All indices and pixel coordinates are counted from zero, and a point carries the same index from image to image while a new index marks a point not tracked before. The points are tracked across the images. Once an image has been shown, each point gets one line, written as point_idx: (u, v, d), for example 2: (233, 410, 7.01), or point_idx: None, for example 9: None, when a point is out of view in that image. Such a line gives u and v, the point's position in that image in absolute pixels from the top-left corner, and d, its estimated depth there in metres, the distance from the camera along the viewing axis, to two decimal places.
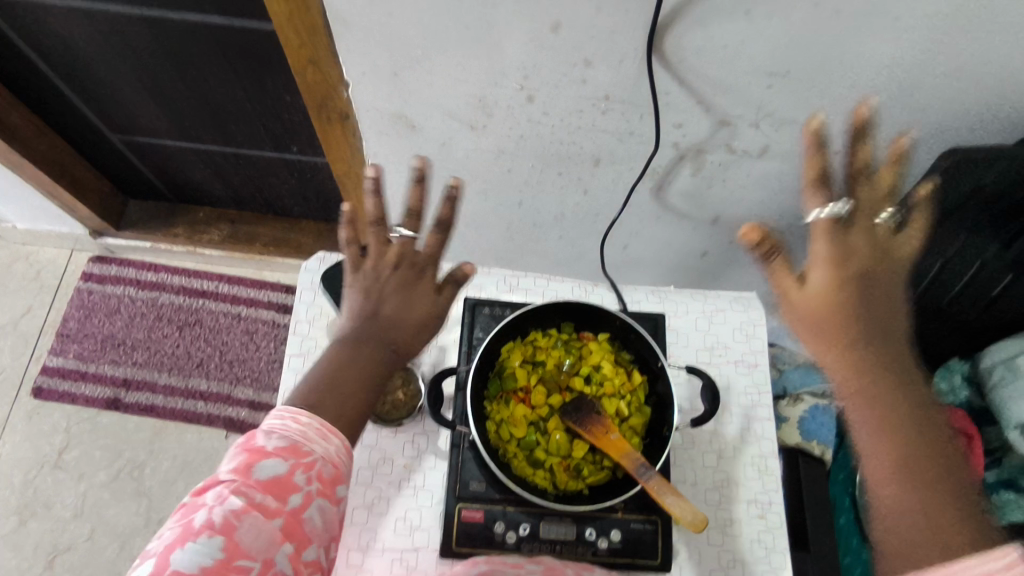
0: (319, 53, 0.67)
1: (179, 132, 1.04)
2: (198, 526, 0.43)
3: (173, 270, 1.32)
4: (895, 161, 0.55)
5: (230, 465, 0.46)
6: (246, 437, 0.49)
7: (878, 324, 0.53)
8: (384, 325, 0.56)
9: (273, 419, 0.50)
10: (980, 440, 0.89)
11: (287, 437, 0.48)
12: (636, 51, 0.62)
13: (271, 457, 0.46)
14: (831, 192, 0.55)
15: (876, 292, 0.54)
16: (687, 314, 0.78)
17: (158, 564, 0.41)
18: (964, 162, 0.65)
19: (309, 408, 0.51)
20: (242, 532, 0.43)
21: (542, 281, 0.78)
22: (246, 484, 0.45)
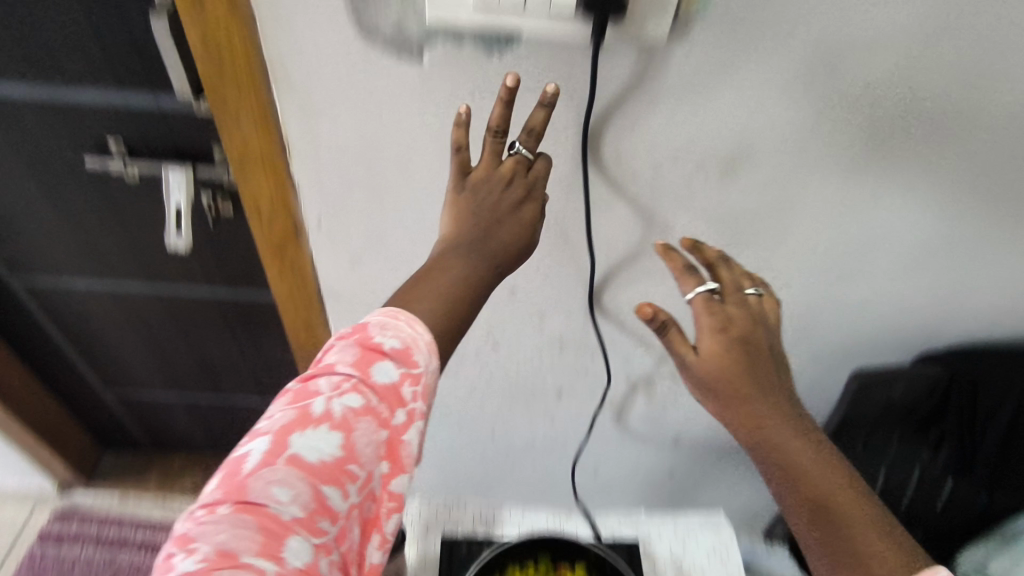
0: (313, 320, 0.78)
1: (169, 385, 1.11)
2: (316, 416, 0.41)
3: (137, 521, 1.26)
4: (720, 259, 0.56)
5: (347, 359, 0.42)
6: (356, 329, 0.44)
7: (776, 415, 0.51)
8: (490, 245, 0.50)
9: (383, 314, 0.45)
10: None
11: (402, 339, 0.44)
12: (581, 305, 0.74)
13: (385, 363, 0.43)
14: (699, 276, 0.55)
15: (761, 379, 0.51)
16: (661, 538, 0.80)
17: (275, 443, 0.40)
18: (869, 380, 0.79)
19: (417, 317, 0.45)
20: (358, 437, 0.41)
21: (517, 511, 0.80)
22: (365, 384, 0.42)
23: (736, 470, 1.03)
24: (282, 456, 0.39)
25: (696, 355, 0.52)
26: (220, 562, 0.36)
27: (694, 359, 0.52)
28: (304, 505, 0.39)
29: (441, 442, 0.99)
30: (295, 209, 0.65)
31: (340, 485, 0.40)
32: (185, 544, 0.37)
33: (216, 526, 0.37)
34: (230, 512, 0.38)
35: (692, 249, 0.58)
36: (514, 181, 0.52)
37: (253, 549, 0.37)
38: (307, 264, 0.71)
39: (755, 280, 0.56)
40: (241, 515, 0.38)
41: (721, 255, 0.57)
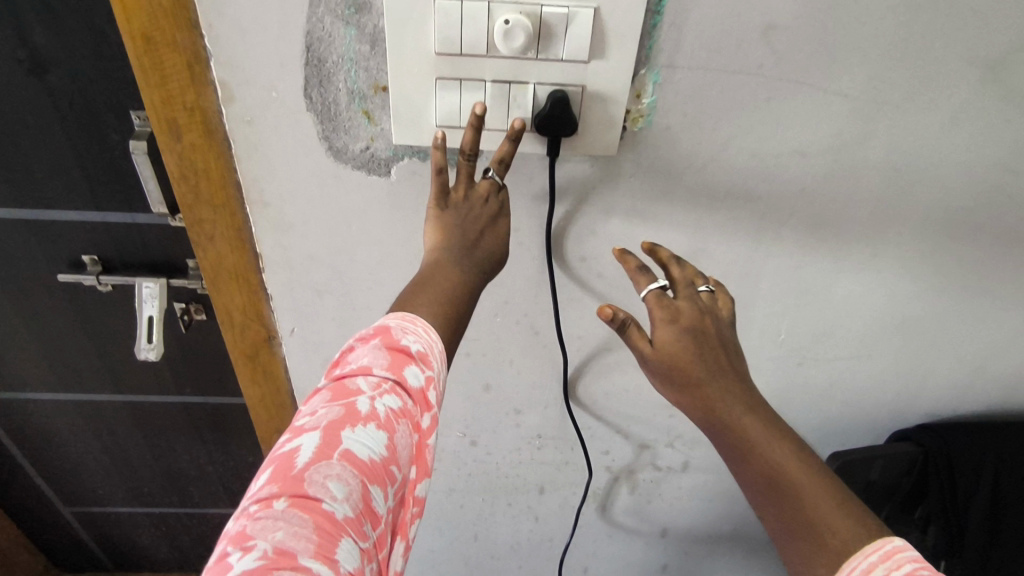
0: (285, 423, 0.78)
1: (134, 499, 1.06)
2: (363, 413, 0.37)
3: None
4: (674, 258, 0.51)
5: (378, 359, 0.40)
6: (376, 331, 0.42)
7: (733, 399, 0.46)
8: (479, 255, 0.49)
9: (399, 318, 0.43)
10: None
11: (422, 342, 0.42)
12: (556, 397, 0.74)
13: (413, 361, 0.41)
14: (649, 274, 0.50)
15: (717, 368, 0.47)
16: None
17: (325, 439, 0.36)
18: (847, 463, 0.75)
19: (430, 325, 0.44)
20: (400, 438, 0.38)
21: None
22: (404, 386, 0.39)
23: (729, 559, 0.99)
24: (335, 452, 0.35)
25: (651, 347, 0.48)
26: (274, 563, 0.30)
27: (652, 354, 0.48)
28: (354, 506, 0.34)
29: (422, 547, 0.95)
30: (267, 316, 0.66)
31: (385, 482, 0.36)
32: (241, 542, 0.32)
33: (271, 528, 0.32)
34: (286, 510, 0.32)
35: (645, 248, 0.53)
36: (489, 200, 0.50)
37: (310, 548, 0.31)
38: (280, 370, 0.72)
39: (710, 278, 0.52)
40: (298, 514, 0.32)
41: (673, 254, 0.52)
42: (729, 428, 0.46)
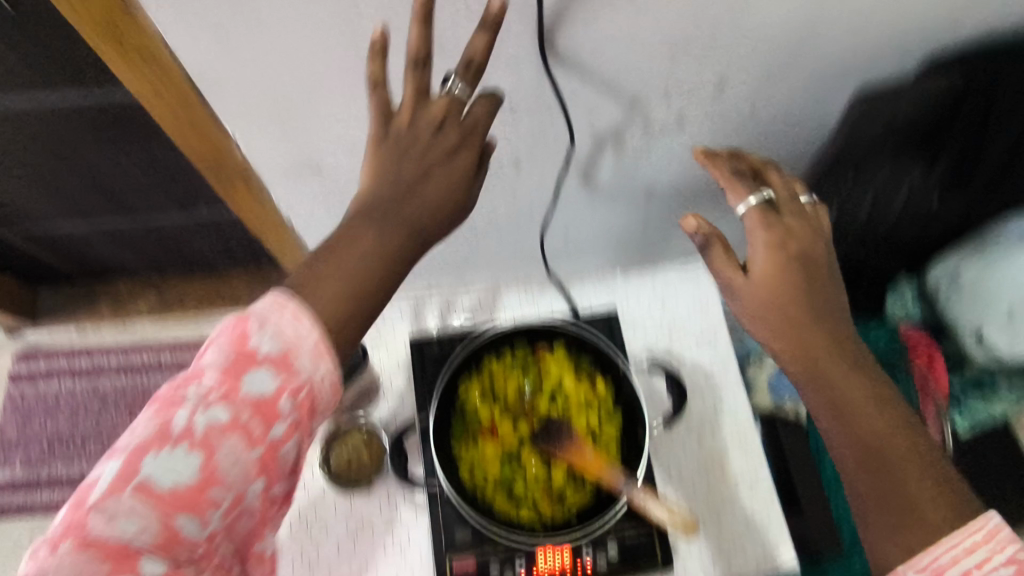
0: (195, 118, 0.60)
1: (70, 213, 0.96)
2: (177, 432, 0.38)
3: (106, 350, 1.22)
4: (772, 166, 0.61)
5: (214, 361, 0.40)
6: (231, 323, 0.41)
7: (829, 357, 0.52)
8: (457, 167, 0.50)
9: (261, 307, 0.41)
10: (941, 354, 0.92)
11: (281, 345, 0.40)
12: (527, 47, 0.57)
13: (260, 369, 0.40)
14: (752, 186, 0.57)
15: (798, 231, 0.55)
16: (637, 303, 0.76)
17: (123, 468, 0.37)
18: (872, 103, 0.68)
19: (301, 307, 0.42)
20: (222, 457, 0.39)
21: (487, 299, 0.76)
22: (231, 398, 0.39)
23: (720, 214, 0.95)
24: (129, 486, 0.37)
25: (745, 276, 0.55)
26: (85, 532, 0.36)
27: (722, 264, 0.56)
28: (191, 477, 0.38)
29: None
30: None
31: (213, 491, 0.39)
32: (53, 545, 0.36)
33: (96, 496, 0.37)
34: (110, 489, 0.37)
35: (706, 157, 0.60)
36: (445, 122, 0.50)
37: (129, 532, 0.37)
38: (160, 52, 0.53)
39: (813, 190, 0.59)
40: (121, 494, 0.37)
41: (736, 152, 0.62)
42: (839, 410, 0.50)
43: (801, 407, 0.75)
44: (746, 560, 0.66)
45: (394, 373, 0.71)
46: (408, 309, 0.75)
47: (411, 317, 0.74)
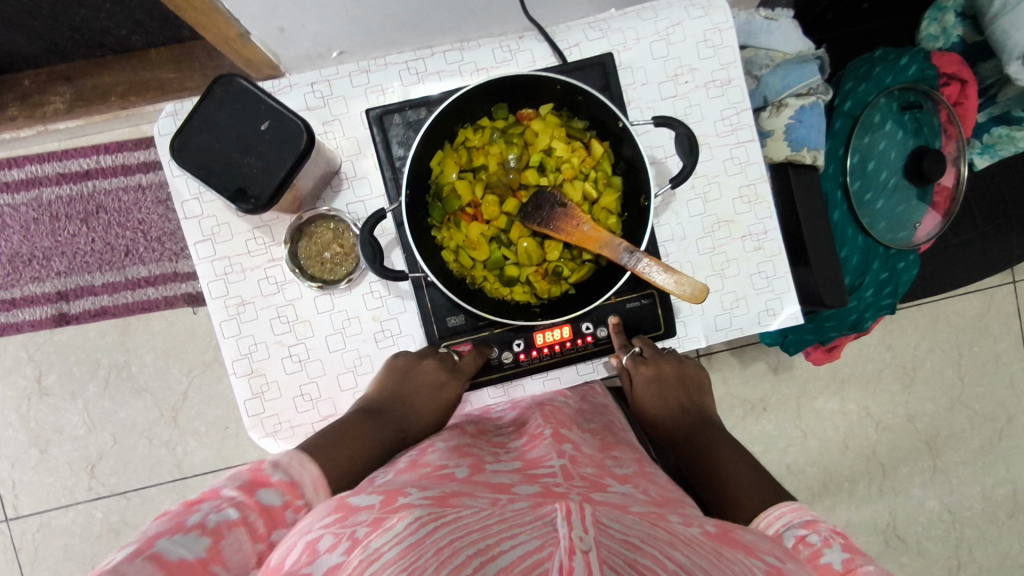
0: None
1: None
2: (189, 524, 0.38)
3: (39, 158, 1.09)
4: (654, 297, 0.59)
5: (231, 480, 0.42)
6: (250, 466, 0.44)
7: (697, 431, 0.58)
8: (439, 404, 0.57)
9: (275, 454, 0.45)
10: (975, 81, 0.82)
11: (291, 475, 0.44)
12: None
13: (271, 487, 0.42)
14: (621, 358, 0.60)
15: (665, 356, 0.61)
16: (639, 42, 0.62)
17: (138, 545, 0.36)
18: None
19: (308, 457, 0.46)
20: (229, 544, 0.39)
21: (454, 55, 0.62)
22: (247, 501, 0.41)
23: None
24: (144, 551, 0.36)
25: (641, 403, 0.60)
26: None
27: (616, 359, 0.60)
28: (200, 552, 0.37)
29: None
30: None
31: (216, 570, 0.38)
32: None
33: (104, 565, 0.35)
34: (123, 555, 0.35)
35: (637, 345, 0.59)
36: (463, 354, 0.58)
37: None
38: None
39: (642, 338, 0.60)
40: (133, 556, 0.35)
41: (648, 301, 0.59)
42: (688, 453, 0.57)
43: (821, 154, 0.66)
44: (748, 314, 0.64)
45: (355, 154, 0.61)
46: (359, 74, 0.61)
47: (364, 84, 0.61)
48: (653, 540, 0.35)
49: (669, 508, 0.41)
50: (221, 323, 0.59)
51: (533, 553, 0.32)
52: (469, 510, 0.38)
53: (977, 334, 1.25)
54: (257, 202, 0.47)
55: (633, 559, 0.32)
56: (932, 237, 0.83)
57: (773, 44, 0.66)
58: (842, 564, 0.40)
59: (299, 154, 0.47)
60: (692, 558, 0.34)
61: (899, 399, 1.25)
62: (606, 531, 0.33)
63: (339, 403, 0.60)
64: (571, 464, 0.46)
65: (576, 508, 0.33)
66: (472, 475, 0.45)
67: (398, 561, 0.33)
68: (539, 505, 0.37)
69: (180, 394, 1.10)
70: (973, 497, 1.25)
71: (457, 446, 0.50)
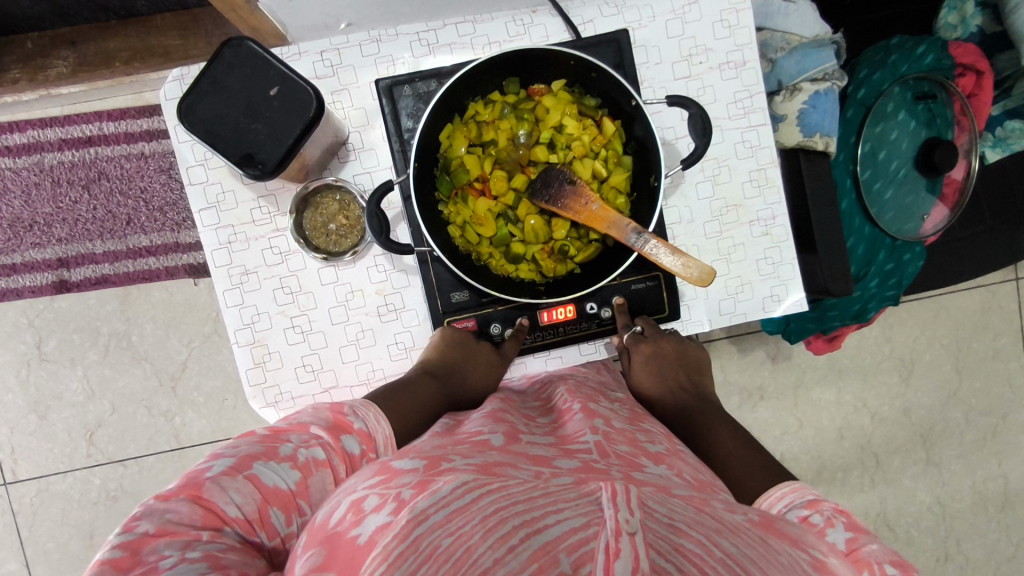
0: None
1: None
2: (282, 453, 0.41)
3: (41, 122, 1.07)
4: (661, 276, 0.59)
5: (319, 419, 0.44)
6: (333, 408, 0.46)
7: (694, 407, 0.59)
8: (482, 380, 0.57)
9: (355, 402, 0.47)
10: (990, 72, 0.81)
11: (369, 427, 0.46)
12: None
13: (352, 434, 0.44)
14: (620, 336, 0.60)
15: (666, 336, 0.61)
16: (654, 19, 0.61)
17: (237, 461, 0.39)
18: None
19: (382, 412, 0.48)
20: (315, 481, 0.41)
21: (465, 27, 0.61)
22: (333, 443, 0.43)
23: None
24: (243, 469, 0.39)
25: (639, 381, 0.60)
26: (200, 494, 0.37)
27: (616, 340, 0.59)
28: (291, 484, 0.40)
29: None
30: None
31: (301, 503, 0.40)
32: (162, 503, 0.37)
33: (207, 473, 0.38)
34: (225, 470, 0.38)
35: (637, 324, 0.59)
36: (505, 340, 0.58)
37: (234, 506, 0.37)
38: None
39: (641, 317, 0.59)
40: (235, 474, 0.38)
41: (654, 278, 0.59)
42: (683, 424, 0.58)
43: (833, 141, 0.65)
44: (752, 300, 0.64)
45: (363, 125, 0.60)
46: (368, 44, 0.60)
47: (374, 54, 0.60)
48: (696, 527, 0.35)
49: (707, 493, 0.41)
50: (225, 290, 0.59)
51: (577, 530, 0.33)
52: (515, 481, 0.38)
53: (976, 330, 1.25)
54: (263, 168, 0.46)
55: (678, 543, 0.33)
56: (939, 230, 0.82)
57: (789, 28, 0.66)
58: (846, 544, 0.41)
59: (308, 122, 0.46)
60: (737, 547, 0.35)
61: (896, 392, 1.25)
62: (651, 514, 0.34)
63: (340, 376, 0.60)
64: (605, 440, 0.46)
65: (622, 490, 0.35)
66: (508, 444, 0.45)
67: (447, 525, 0.34)
68: (583, 482, 0.37)
69: (179, 364, 1.10)
70: (964, 491, 1.26)
71: (492, 412, 0.51)
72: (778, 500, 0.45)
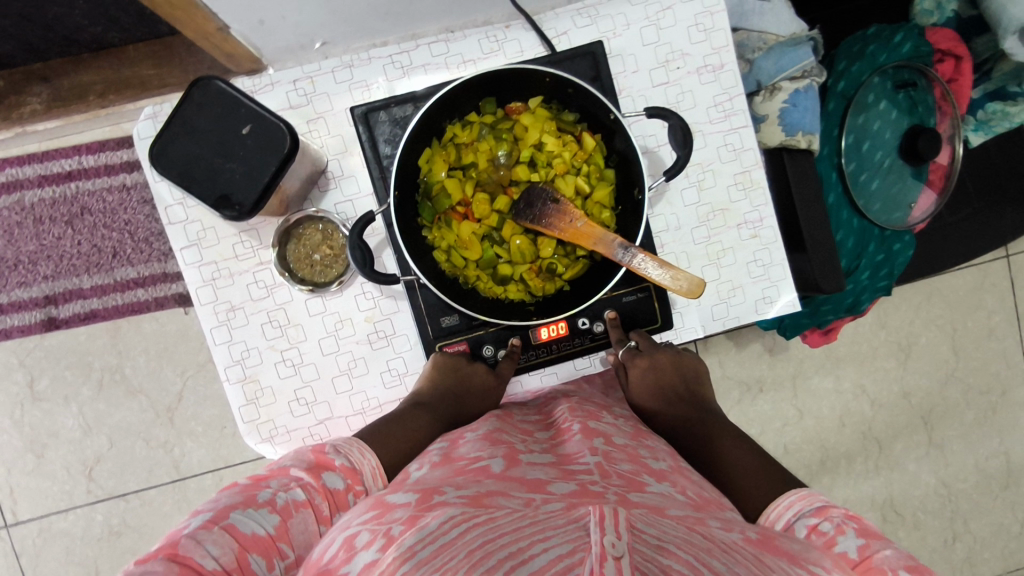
0: None
1: None
2: (261, 500, 0.40)
3: (19, 159, 1.06)
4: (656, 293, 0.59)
5: (298, 462, 0.44)
6: (312, 449, 0.46)
7: (695, 416, 0.58)
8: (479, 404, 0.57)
9: (336, 440, 0.47)
10: (969, 57, 0.81)
11: (351, 462, 0.45)
12: None
13: (334, 471, 0.44)
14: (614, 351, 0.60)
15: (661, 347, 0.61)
16: (629, 28, 0.61)
17: (214, 514, 0.39)
18: None
19: (366, 446, 0.48)
20: (296, 522, 0.41)
21: (439, 46, 0.60)
22: (313, 483, 0.43)
23: None
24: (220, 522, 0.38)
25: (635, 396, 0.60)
26: (177, 552, 0.36)
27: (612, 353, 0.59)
28: (269, 528, 0.40)
29: None
30: None
31: (283, 546, 0.40)
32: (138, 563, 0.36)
33: (184, 531, 0.38)
34: (202, 524, 0.38)
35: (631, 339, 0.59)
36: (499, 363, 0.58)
37: (211, 558, 0.36)
38: None
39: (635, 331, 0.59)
40: (211, 527, 0.38)
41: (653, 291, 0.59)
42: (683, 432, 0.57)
43: (816, 138, 0.65)
44: (746, 302, 0.64)
45: (342, 152, 0.59)
46: (343, 70, 0.59)
47: (349, 79, 0.59)
48: (687, 550, 0.34)
49: (708, 512, 0.41)
50: (213, 327, 0.58)
51: (562, 557, 0.32)
52: (503, 511, 0.37)
53: (971, 309, 1.26)
54: (241, 209, 0.46)
55: (665, 565, 0.32)
56: (927, 217, 0.82)
57: (764, 27, 0.65)
58: (858, 552, 0.40)
59: (283, 158, 0.45)
60: (728, 565, 0.34)
61: (894, 375, 1.25)
62: (639, 536, 0.33)
63: (334, 407, 0.59)
64: (606, 460, 0.46)
65: (609, 512, 0.34)
66: (507, 469, 0.44)
67: (431, 560, 0.33)
68: (572, 507, 0.37)
69: (174, 395, 1.09)
70: (968, 470, 1.26)
71: (488, 434, 0.50)
72: (787, 511, 0.44)
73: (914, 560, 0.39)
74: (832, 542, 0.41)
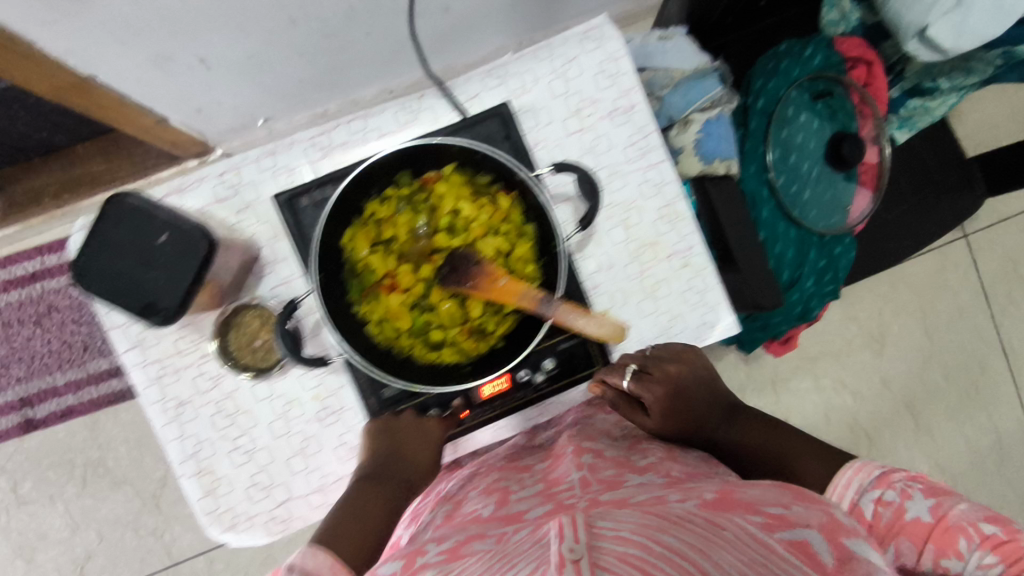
0: None
1: None
2: None
3: None
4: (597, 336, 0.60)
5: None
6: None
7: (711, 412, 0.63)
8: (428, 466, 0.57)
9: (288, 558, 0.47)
10: (880, 61, 0.83)
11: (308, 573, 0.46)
12: None
13: None
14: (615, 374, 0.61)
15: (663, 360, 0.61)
16: (537, 83, 0.63)
17: None
18: None
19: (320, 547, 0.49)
20: None
21: (357, 124, 0.62)
22: None
23: None
24: None
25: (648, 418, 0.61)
26: None
27: (617, 381, 0.60)
28: None
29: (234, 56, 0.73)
30: None
31: None
32: None
33: None
34: None
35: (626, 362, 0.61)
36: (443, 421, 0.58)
37: None
38: None
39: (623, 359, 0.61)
40: None
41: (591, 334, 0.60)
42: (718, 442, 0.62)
43: (733, 163, 0.67)
44: (687, 329, 0.66)
45: (273, 237, 0.61)
46: (266, 157, 0.61)
47: (273, 166, 0.61)
48: (644, 531, 0.35)
49: (677, 487, 0.46)
50: (164, 424, 0.59)
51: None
52: (475, 558, 0.38)
53: (937, 292, 1.27)
54: (167, 313, 0.47)
55: (622, 553, 0.33)
56: (865, 217, 0.84)
57: (669, 65, 0.67)
58: (931, 514, 0.47)
59: (202, 260, 0.47)
60: (680, 539, 0.36)
61: (873, 366, 1.26)
62: (596, 533, 0.34)
63: (292, 487, 0.60)
64: (590, 472, 0.49)
65: (565, 521, 0.35)
66: (497, 509, 0.47)
67: None
68: (537, 528, 0.38)
69: (158, 480, 1.09)
70: (960, 451, 1.26)
71: (487, 486, 0.53)
72: (852, 485, 0.51)
73: (985, 507, 0.47)
74: (904, 510, 0.48)
